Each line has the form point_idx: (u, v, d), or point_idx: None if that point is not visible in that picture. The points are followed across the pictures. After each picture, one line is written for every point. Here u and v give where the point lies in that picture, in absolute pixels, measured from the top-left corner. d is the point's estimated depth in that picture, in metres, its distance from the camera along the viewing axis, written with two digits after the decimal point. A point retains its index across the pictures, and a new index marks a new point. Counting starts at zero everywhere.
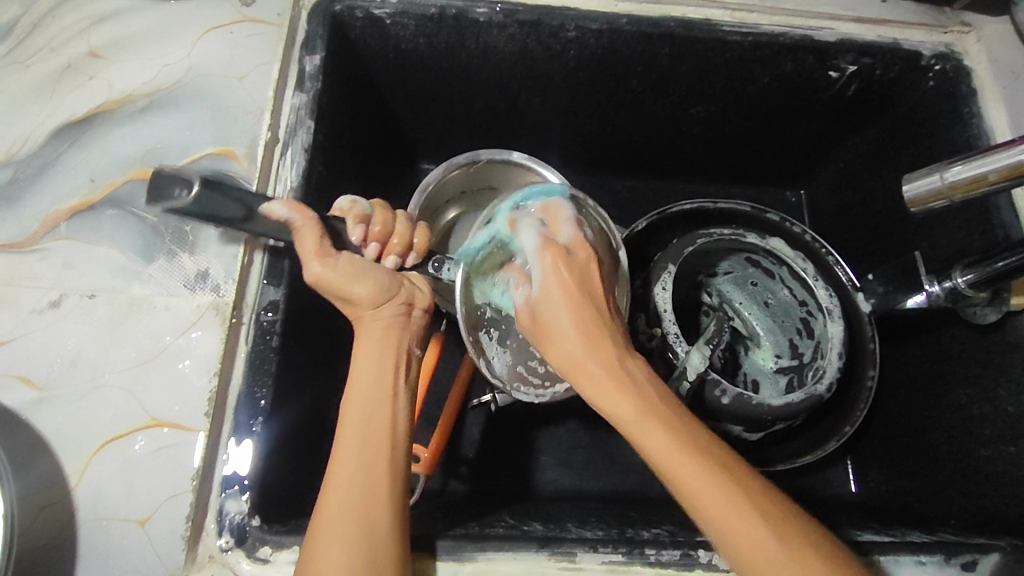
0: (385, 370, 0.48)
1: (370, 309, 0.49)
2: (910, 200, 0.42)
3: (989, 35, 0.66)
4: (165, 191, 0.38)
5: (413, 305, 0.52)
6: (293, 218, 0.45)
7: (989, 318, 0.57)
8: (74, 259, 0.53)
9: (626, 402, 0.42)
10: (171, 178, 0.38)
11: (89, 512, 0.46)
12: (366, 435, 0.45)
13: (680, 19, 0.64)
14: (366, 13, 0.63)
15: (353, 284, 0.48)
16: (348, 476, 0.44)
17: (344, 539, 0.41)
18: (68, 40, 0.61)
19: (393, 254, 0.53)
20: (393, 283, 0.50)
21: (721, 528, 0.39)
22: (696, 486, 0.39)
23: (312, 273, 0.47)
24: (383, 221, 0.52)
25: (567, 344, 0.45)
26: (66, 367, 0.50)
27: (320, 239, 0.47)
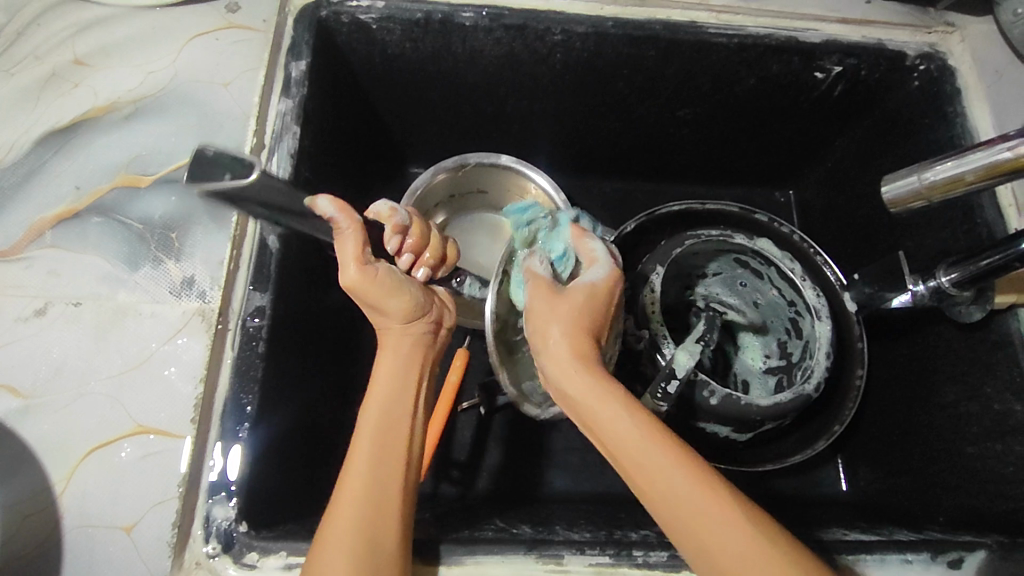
0: (409, 385, 0.49)
1: (400, 322, 0.49)
2: (891, 203, 0.42)
3: (972, 34, 0.66)
4: (210, 172, 0.36)
5: (440, 325, 0.53)
6: (338, 217, 0.45)
7: (975, 316, 0.57)
8: (59, 267, 0.53)
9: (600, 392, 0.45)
10: (214, 159, 0.36)
11: (74, 520, 0.46)
12: (384, 448, 0.45)
13: (666, 21, 0.65)
14: (353, 19, 0.63)
15: (388, 296, 0.48)
16: (361, 487, 0.43)
17: (355, 551, 0.41)
18: (53, 48, 0.61)
19: (425, 266, 0.53)
20: (426, 298, 0.50)
21: (681, 514, 0.40)
22: (659, 472, 0.41)
23: (349, 277, 0.46)
24: (418, 233, 0.52)
25: (555, 345, 0.47)
26: (51, 375, 0.50)
27: (363, 245, 0.46)
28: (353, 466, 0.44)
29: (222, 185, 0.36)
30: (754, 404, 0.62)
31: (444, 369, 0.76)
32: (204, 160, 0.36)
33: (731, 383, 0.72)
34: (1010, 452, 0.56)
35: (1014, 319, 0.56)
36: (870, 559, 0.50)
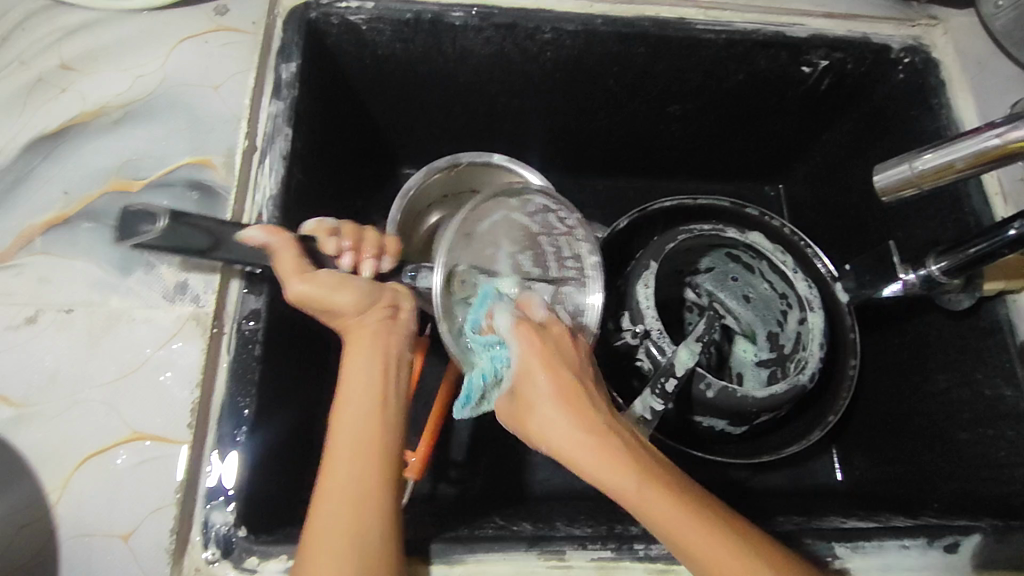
0: (374, 377, 0.47)
1: (355, 317, 0.48)
2: (881, 190, 0.43)
3: (955, 27, 0.67)
4: (132, 227, 0.42)
5: (399, 307, 0.50)
6: (270, 241, 0.48)
7: (963, 304, 0.59)
8: (50, 274, 0.52)
9: (602, 457, 0.43)
10: (137, 214, 0.42)
11: (71, 529, 0.46)
12: (358, 445, 0.44)
13: (654, 18, 0.65)
14: (342, 20, 0.63)
15: (336, 293, 0.47)
16: (337, 489, 0.43)
17: (337, 552, 0.41)
18: (40, 53, 0.60)
19: (367, 259, 0.53)
20: (375, 289, 0.49)
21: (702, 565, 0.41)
22: (673, 525, 0.41)
23: (292, 290, 0.47)
24: (352, 232, 0.54)
25: (544, 411, 0.45)
26: (44, 382, 0.49)
27: (299, 257, 0.48)
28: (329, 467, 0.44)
29: (140, 238, 0.42)
30: (749, 396, 0.62)
31: (441, 369, 0.76)
32: (125, 217, 0.42)
33: (726, 376, 0.72)
34: (1002, 438, 0.57)
35: (1003, 305, 0.57)
36: (867, 546, 0.50)
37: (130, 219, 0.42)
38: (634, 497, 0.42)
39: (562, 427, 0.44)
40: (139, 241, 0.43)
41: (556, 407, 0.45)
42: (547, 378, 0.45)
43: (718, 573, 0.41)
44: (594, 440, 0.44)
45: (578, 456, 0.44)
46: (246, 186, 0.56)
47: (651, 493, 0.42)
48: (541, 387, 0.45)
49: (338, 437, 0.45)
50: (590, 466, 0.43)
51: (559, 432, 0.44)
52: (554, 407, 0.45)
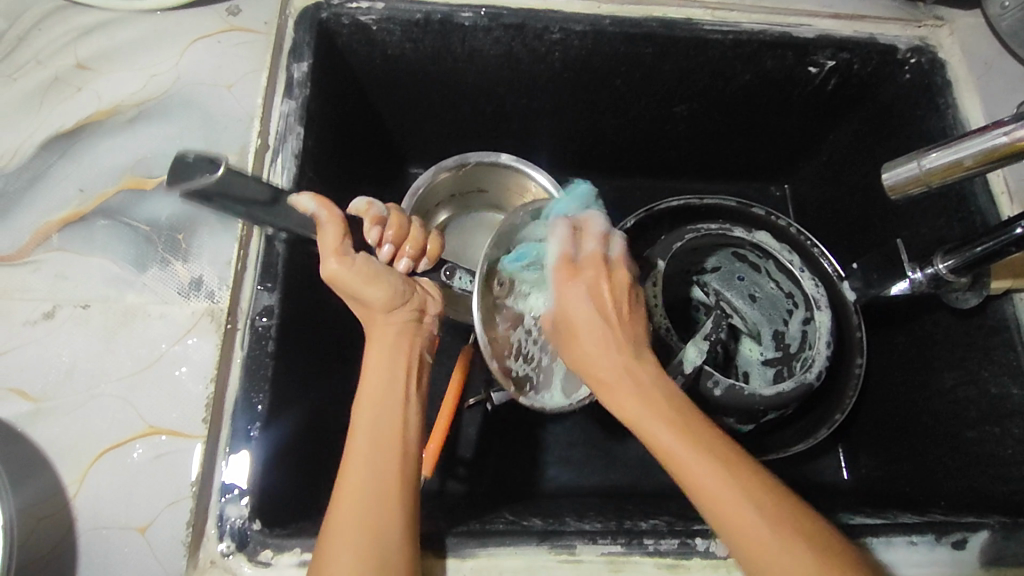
0: (398, 375, 0.48)
1: (382, 314, 0.49)
2: (890, 188, 0.43)
3: (961, 28, 0.67)
4: (189, 173, 0.41)
5: (425, 311, 0.51)
6: (318, 212, 0.46)
7: (970, 302, 0.59)
8: (67, 270, 0.53)
9: (633, 398, 0.45)
10: (195, 161, 0.41)
11: (88, 521, 0.46)
12: (381, 441, 0.45)
13: (662, 19, 0.66)
14: (353, 20, 0.63)
15: (368, 287, 0.48)
16: (360, 482, 0.44)
17: (357, 547, 0.41)
18: (56, 53, 0.61)
19: (405, 256, 0.53)
20: (407, 288, 0.50)
21: (729, 523, 0.41)
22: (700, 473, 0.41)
23: (328, 269, 0.47)
24: (398, 225, 0.52)
25: (584, 342, 0.47)
26: (61, 377, 0.50)
27: (343, 237, 0.47)
28: (350, 462, 0.45)
29: (195, 183, 0.40)
30: (757, 393, 0.63)
31: (449, 367, 0.76)
32: (183, 161, 0.41)
33: (733, 374, 0.71)
34: (1009, 435, 0.57)
35: (1010, 303, 0.58)
36: (875, 541, 0.51)
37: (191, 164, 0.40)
38: (682, 461, 0.42)
39: (615, 383, 0.45)
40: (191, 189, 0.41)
41: (603, 352, 0.46)
42: (592, 322, 0.47)
43: (740, 531, 0.40)
44: (629, 377, 0.45)
45: (616, 397, 0.45)
46: None
47: (700, 457, 0.42)
48: (590, 339, 0.47)
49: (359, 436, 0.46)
50: (640, 424, 0.44)
51: (597, 363, 0.46)
52: (591, 342, 0.46)
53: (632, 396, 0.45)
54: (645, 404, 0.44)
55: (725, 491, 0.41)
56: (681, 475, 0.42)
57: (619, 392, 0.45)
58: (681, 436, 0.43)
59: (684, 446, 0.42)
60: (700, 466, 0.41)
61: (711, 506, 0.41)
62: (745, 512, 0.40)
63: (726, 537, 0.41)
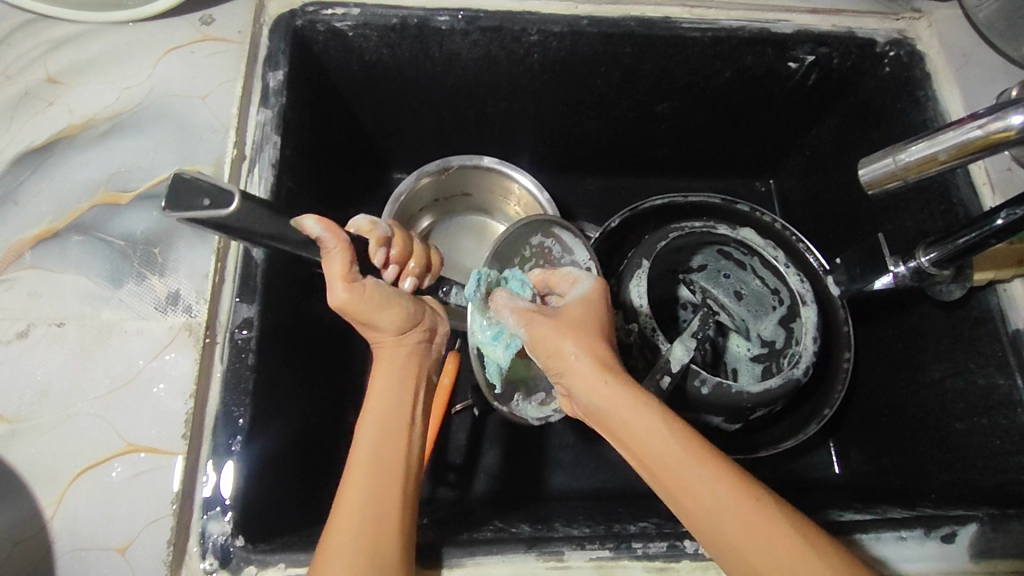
0: (405, 396, 0.48)
1: (393, 337, 0.49)
2: (867, 184, 0.42)
3: (939, 19, 0.67)
4: (191, 197, 0.36)
5: (435, 332, 0.52)
6: (325, 237, 0.44)
7: (955, 294, 0.58)
8: (40, 289, 0.52)
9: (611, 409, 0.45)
10: (198, 186, 0.36)
11: (66, 544, 0.45)
12: (381, 457, 0.45)
13: (640, 18, 0.65)
14: (328, 27, 0.63)
15: (379, 312, 0.48)
16: (358, 498, 0.43)
17: (356, 559, 0.41)
18: (25, 67, 0.60)
19: (411, 275, 0.54)
20: (417, 310, 0.50)
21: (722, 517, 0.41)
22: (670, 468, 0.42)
23: (336, 297, 0.46)
24: (401, 245, 0.53)
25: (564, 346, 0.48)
26: (36, 398, 0.49)
27: (350, 263, 0.46)
28: (353, 473, 0.44)
29: (201, 212, 0.36)
30: (744, 392, 0.62)
31: None
32: (182, 186, 0.36)
33: (721, 372, 0.70)
34: (995, 426, 0.57)
35: (993, 294, 0.57)
36: (864, 539, 0.50)
37: (191, 187, 0.36)
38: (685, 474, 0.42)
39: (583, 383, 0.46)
40: (198, 217, 0.36)
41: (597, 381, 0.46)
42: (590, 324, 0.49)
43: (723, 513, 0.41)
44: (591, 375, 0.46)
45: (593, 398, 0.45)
46: None
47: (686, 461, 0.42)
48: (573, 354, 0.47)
49: (360, 453, 0.45)
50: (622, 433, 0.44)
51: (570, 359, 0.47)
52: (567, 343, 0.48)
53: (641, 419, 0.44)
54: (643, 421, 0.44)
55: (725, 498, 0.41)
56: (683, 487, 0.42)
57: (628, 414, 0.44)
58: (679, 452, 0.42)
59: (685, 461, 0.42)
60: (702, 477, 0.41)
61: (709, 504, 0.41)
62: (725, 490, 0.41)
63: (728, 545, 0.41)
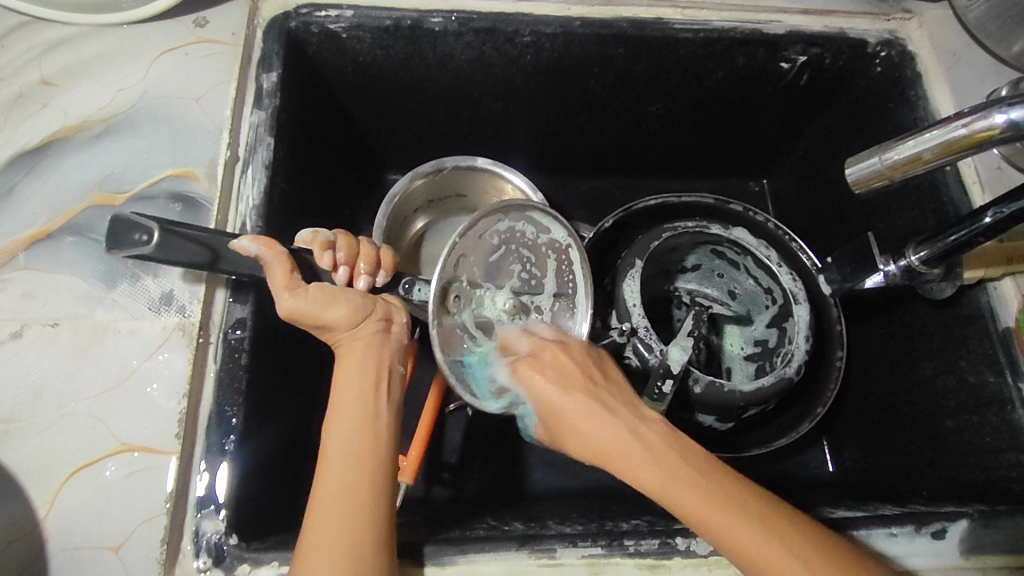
0: (366, 391, 0.48)
1: (348, 329, 0.49)
2: (853, 183, 0.42)
3: (930, 20, 0.68)
4: (125, 237, 0.43)
5: (391, 321, 0.51)
6: (261, 252, 0.48)
7: (945, 292, 0.58)
8: (34, 289, 0.52)
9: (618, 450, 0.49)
10: (128, 224, 0.43)
11: (60, 543, 0.46)
12: (348, 456, 0.45)
13: (632, 19, 0.66)
14: (322, 28, 0.63)
15: (327, 310, 0.49)
16: (331, 498, 0.43)
17: (332, 559, 0.41)
18: (19, 69, 0.60)
19: (363, 274, 0.53)
20: (367, 303, 0.50)
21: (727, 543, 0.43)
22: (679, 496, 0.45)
23: (283, 305, 0.48)
24: (347, 246, 0.54)
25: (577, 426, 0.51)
26: (30, 398, 0.49)
27: (291, 272, 0.48)
28: (324, 475, 0.44)
29: (133, 248, 0.43)
30: (737, 390, 0.63)
31: (431, 372, 0.76)
32: (115, 226, 0.43)
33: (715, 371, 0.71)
34: (986, 423, 0.57)
35: (983, 292, 0.58)
36: (854, 536, 0.51)
37: (122, 227, 0.42)
38: (683, 501, 0.45)
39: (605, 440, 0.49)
40: (130, 251, 0.43)
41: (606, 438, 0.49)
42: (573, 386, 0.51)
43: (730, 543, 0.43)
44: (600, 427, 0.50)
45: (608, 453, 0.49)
46: (229, 196, 0.57)
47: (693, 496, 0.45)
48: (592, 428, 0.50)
49: (329, 454, 0.45)
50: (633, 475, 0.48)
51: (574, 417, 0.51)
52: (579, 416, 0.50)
53: (640, 459, 0.47)
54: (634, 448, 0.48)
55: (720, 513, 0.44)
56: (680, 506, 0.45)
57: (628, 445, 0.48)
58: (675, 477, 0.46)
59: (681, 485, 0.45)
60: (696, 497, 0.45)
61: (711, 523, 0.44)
62: (731, 521, 0.43)
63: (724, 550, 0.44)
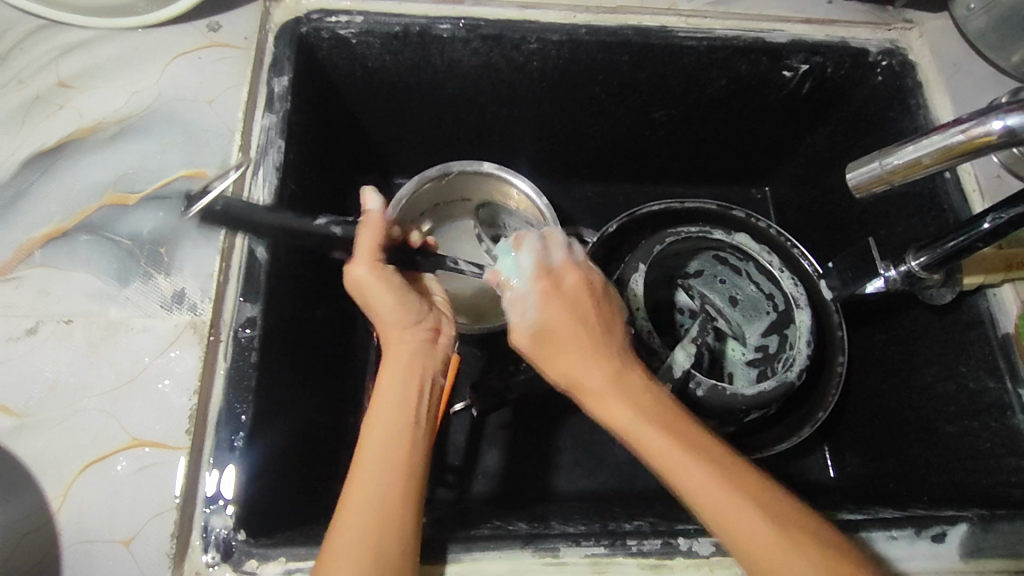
0: (410, 395, 0.50)
1: (396, 328, 0.53)
2: (855, 188, 0.44)
3: (930, 30, 0.69)
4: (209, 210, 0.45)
5: (439, 330, 0.56)
6: (372, 212, 0.51)
7: (946, 298, 0.59)
8: (49, 287, 0.54)
9: (654, 437, 0.45)
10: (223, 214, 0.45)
11: (72, 536, 0.46)
12: (382, 458, 0.46)
13: (637, 27, 0.67)
14: (332, 34, 0.64)
15: (386, 295, 0.51)
16: (362, 498, 0.44)
17: (354, 559, 0.42)
18: (37, 71, 0.61)
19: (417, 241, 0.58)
20: (423, 308, 0.54)
21: (735, 535, 0.42)
22: (701, 487, 0.43)
23: (358, 273, 0.50)
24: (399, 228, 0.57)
25: (591, 380, 0.48)
26: (44, 394, 0.50)
27: (376, 243, 0.51)
28: (356, 474, 0.46)
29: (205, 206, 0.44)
30: (738, 394, 0.63)
31: None
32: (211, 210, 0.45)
33: (717, 375, 0.72)
34: (986, 428, 0.58)
35: (982, 298, 0.58)
36: (856, 538, 0.51)
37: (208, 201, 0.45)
38: (690, 485, 0.43)
39: (637, 419, 0.46)
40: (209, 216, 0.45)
41: (618, 395, 0.47)
42: (554, 343, 0.50)
43: (747, 541, 0.42)
44: (620, 391, 0.47)
45: (641, 445, 0.45)
46: (241, 198, 0.57)
47: (711, 483, 0.43)
48: (598, 381, 0.48)
49: (365, 455, 0.46)
50: (669, 466, 0.44)
51: (606, 389, 0.48)
52: (598, 378, 0.48)
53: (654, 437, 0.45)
54: (638, 421, 0.46)
55: (747, 514, 0.42)
56: (695, 500, 0.43)
57: (645, 432, 0.45)
58: (683, 450, 0.44)
59: (686, 459, 0.44)
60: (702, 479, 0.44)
61: (717, 512, 0.43)
62: (746, 516, 0.42)
63: (727, 543, 0.43)
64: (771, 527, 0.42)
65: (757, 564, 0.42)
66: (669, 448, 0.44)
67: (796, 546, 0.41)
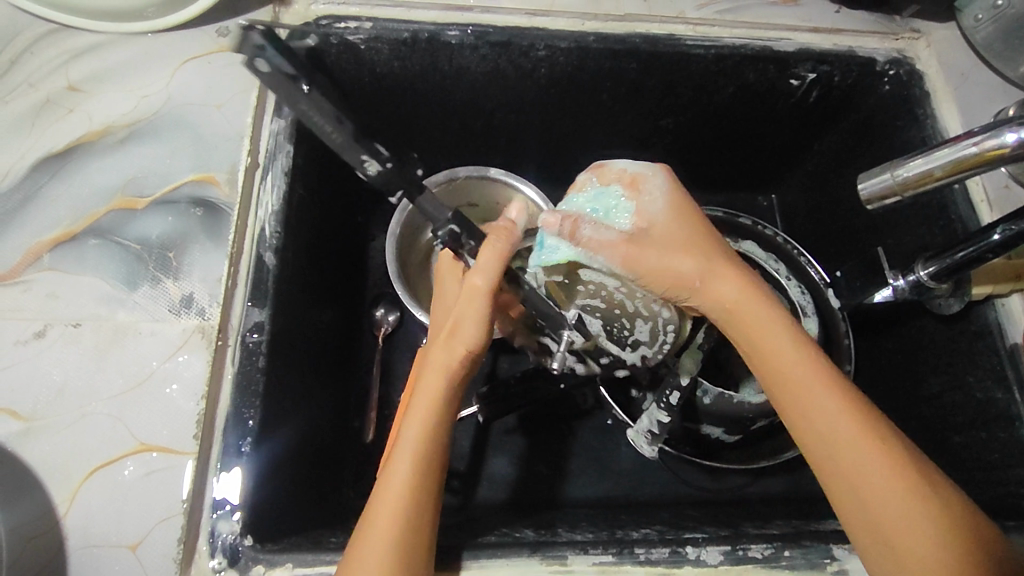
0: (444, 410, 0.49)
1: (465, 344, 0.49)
2: (865, 199, 0.43)
3: (938, 40, 0.69)
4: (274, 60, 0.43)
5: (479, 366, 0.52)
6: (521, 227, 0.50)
7: (954, 308, 0.60)
8: (57, 290, 0.54)
9: (811, 382, 0.47)
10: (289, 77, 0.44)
11: (79, 540, 0.46)
12: (408, 478, 0.46)
13: (645, 35, 0.67)
14: (341, 39, 0.64)
15: (476, 320, 0.49)
16: (383, 518, 0.45)
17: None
18: (47, 75, 0.61)
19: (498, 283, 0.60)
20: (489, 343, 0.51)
21: (865, 495, 0.45)
22: (845, 442, 0.46)
23: (483, 284, 0.48)
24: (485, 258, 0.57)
25: (735, 308, 0.50)
26: (51, 398, 0.50)
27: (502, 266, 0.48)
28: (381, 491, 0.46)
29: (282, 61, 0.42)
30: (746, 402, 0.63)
31: None
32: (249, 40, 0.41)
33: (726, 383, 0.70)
34: (995, 439, 0.58)
35: (991, 308, 0.58)
36: None
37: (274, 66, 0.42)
38: (832, 434, 0.46)
39: (790, 358, 0.48)
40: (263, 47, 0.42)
41: (770, 330, 0.49)
42: (682, 251, 0.50)
43: (877, 504, 0.45)
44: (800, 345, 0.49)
45: (793, 386, 0.48)
46: (249, 203, 0.57)
47: (858, 438, 0.46)
48: (776, 325, 0.49)
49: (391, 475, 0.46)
50: (815, 413, 0.47)
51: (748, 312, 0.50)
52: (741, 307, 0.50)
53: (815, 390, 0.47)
54: (790, 356, 0.48)
55: (881, 480, 0.45)
56: (832, 454, 0.46)
57: (799, 373, 0.48)
58: (840, 402, 0.47)
59: (835, 414, 0.46)
60: (821, 403, 0.47)
61: (852, 468, 0.45)
62: (886, 478, 0.45)
63: (855, 507, 0.46)
64: (907, 496, 0.44)
65: (883, 527, 0.44)
66: (828, 402, 0.47)
67: (930, 522, 0.44)
